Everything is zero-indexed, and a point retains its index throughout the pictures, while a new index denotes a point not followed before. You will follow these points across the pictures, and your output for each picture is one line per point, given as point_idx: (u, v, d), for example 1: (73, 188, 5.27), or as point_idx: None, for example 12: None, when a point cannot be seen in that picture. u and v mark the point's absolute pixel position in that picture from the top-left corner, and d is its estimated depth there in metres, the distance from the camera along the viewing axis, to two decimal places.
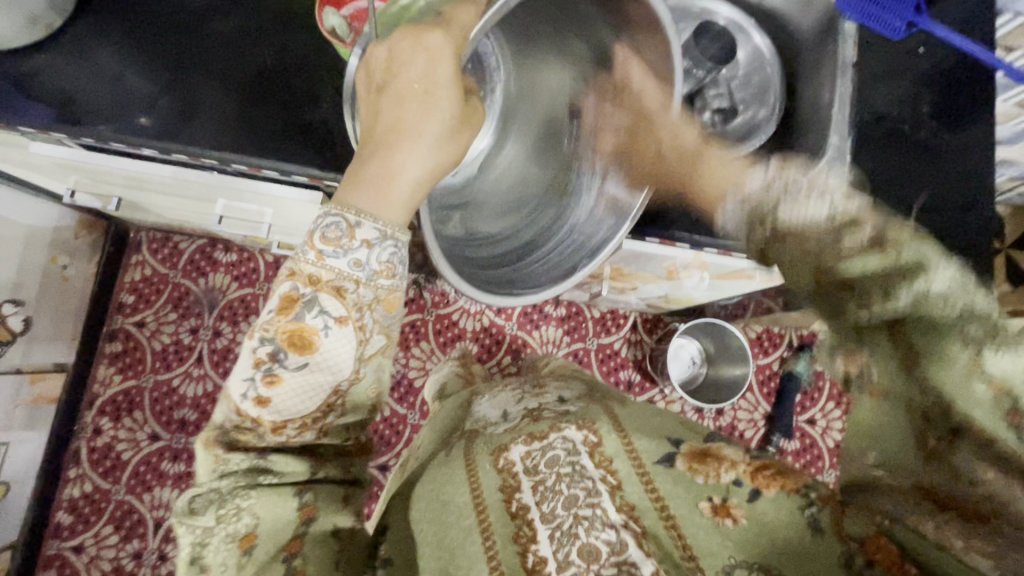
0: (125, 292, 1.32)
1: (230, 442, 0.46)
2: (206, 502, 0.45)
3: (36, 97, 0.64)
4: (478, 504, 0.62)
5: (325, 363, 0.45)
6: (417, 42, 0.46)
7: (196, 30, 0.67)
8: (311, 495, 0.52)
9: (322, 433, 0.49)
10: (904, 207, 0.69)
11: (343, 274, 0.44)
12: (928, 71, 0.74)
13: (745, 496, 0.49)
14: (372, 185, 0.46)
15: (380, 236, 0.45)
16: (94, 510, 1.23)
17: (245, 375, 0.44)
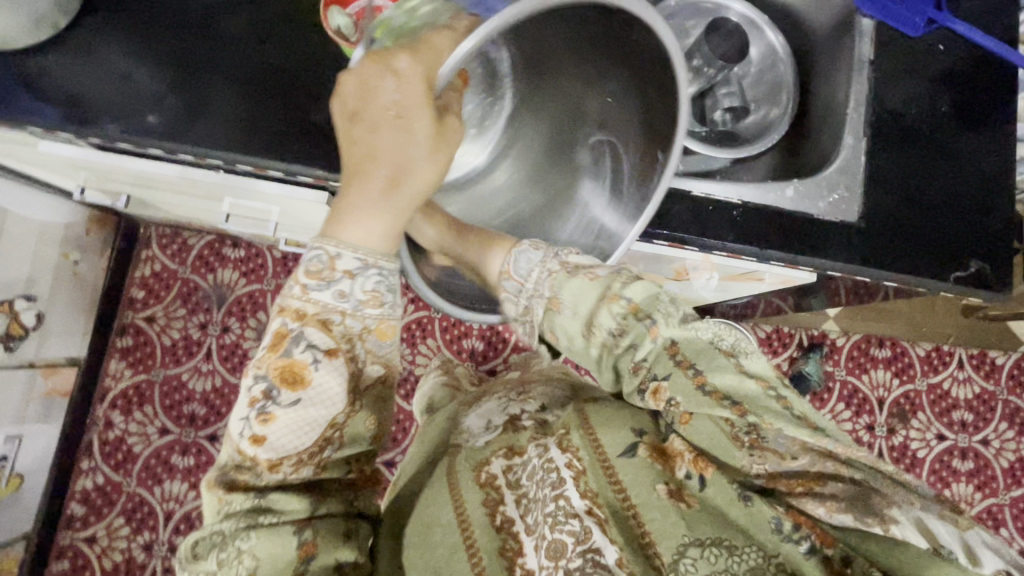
0: (135, 287, 1.33)
1: (229, 482, 0.48)
2: (207, 547, 0.47)
3: (45, 96, 0.64)
4: (463, 521, 0.61)
5: (316, 397, 0.45)
6: (384, 66, 0.44)
7: (203, 28, 0.67)
8: (311, 532, 0.51)
9: (321, 468, 0.50)
10: (921, 210, 0.67)
11: (329, 306, 0.45)
12: (948, 68, 0.71)
13: (696, 486, 0.52)
14: (356, 215, 0.45)
15: (361, 266, 0.45)
16: (106, 502, 1.25)
17: (241, 414, 0.45)
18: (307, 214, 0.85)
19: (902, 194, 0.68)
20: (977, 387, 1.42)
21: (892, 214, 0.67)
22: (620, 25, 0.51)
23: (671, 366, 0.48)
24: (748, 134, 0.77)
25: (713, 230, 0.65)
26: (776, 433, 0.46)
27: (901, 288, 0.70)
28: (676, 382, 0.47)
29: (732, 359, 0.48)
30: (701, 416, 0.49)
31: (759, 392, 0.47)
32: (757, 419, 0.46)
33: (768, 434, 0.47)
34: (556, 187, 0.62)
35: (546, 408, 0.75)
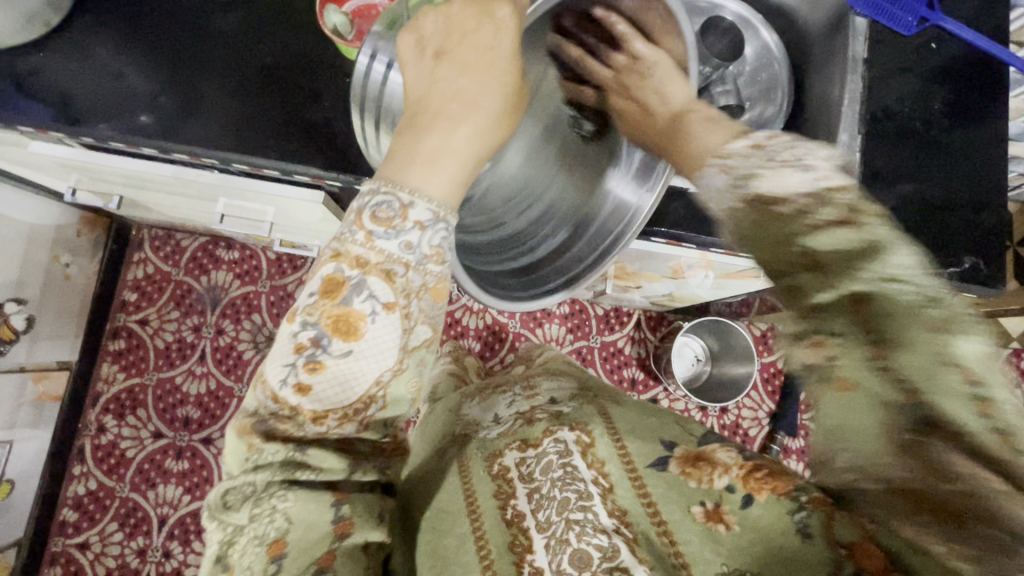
0: (127, 290, 1.32)
1: (268, 429, 0.41)
2: (240, 497, 0.42)
3: (35, 96, 0.63)
4: (475, 512, 0.63)
5: (370, 351, 0.41)
6: (468, 16, 0.44)
7: (197, 27, 0.66)
8: (348, 507, 0.47)
9: (363, 427, 0.44)
10: (914, 206, 0.68)
11: (393, 256, 0.41)
12: (940, 67, 0.72)
13: (738, 502, 0.50)
14: (421, 164, 0.43)
15: (432, 218, 0.42)
16: (99, 508, 1.23)
17: (284, 360, 0.40)
18: (304, 214, 0.85)
19: (897, 190, 0.68)
20: None
21: (887, 210, 0.68)
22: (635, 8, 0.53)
23: (845, 322, 0.32)
24: None
25: (709, 227, 0.65)
26: (948, 445, 0.30)
27: None
28: (849, 358, 0.32)
29: (945, 341, 0.29)
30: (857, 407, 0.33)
31: None
32: (926, 412, 0.30)
33: (936, 446, 0.30)
34: (561, 175, 0.60)
35: (558, 401, 0.75)
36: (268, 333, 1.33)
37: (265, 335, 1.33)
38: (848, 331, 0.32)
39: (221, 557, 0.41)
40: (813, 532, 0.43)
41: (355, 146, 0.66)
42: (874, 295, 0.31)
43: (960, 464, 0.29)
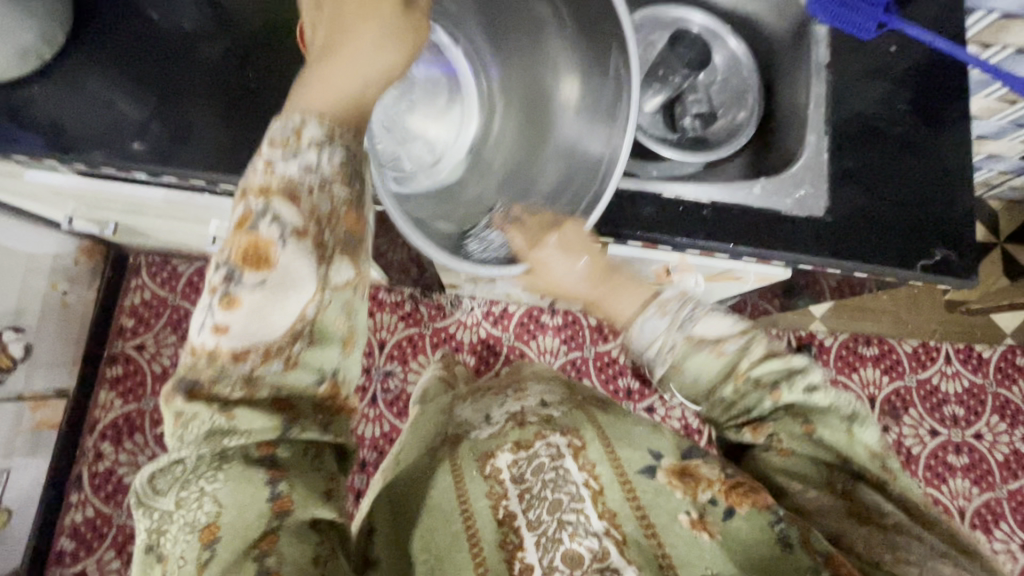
0: (124, 316, 1.33)
1: (189, 389, 0.44)
2: (169, 480, 0.46)
3: (29, 127, 0.66)
4: (467, 512, 0.61)
5: (283, 279, 0.44)
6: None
7: (185, 56, 0.69)
8: (286, 484, 0.47)
9: (290, 364, 0.46)
10: (886, 202, 0.70)
11: (294, 178, 0.44)
12: (905, 69, 0.75)
13: (720, 514, 0.52)
14: (323, 85, 0.45)
15: (327, 138, 0.45)
16: (96, 536, 1.23)
17: (204, 301, 0.44)
18: None
19: (867, 189, 0.70)
20: (966, 381, 1.43)
21: (859, 208, 0.69)
22: None
23: (781, 412, 0.53)
24: (718, 137, 0.80)
25: (683, 228, 0.67)
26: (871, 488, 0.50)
27: (873, 279, 0.72)
28: (782, 430, 0.52)
29: (846, 423, 0.51)
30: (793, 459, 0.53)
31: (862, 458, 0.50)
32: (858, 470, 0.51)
33: (862, 490, 0.50)
34: (534, 155, 0.67)
35: (548, 405, 0.74)
36: None
37: None
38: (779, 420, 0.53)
39: (154, 545, 0.46)
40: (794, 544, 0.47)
41: None
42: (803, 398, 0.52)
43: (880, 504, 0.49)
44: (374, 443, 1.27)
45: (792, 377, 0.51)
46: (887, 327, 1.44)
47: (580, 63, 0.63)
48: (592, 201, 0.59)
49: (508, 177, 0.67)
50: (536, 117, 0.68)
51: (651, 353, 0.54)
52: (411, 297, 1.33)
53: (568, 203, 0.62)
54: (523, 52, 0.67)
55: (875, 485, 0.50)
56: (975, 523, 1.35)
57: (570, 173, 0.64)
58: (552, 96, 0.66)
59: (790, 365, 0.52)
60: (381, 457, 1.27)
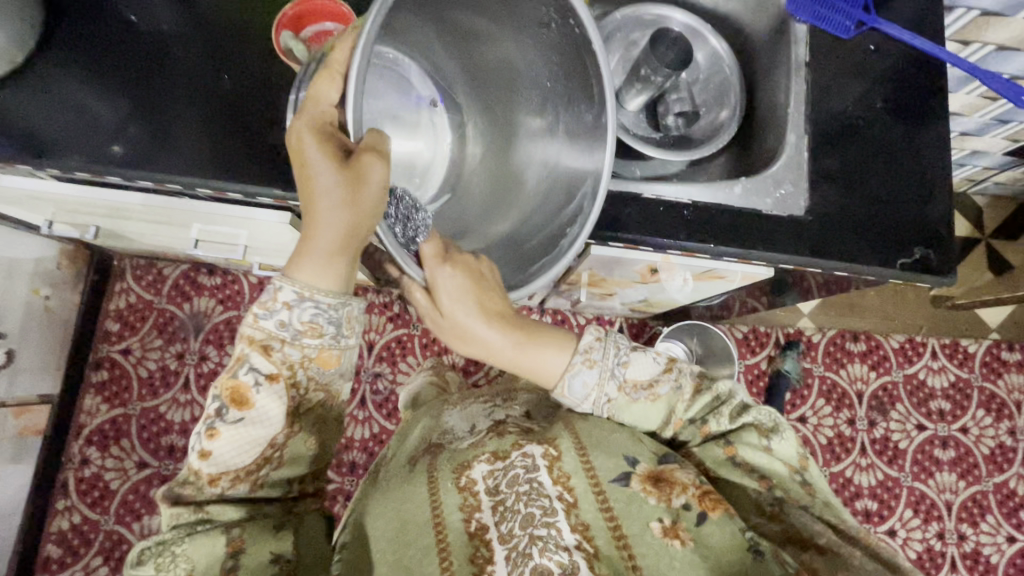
0: (110, 320, 1.33)
1: (173, 497, 0.48)
2: (149, 553, 0.46)
3: (0, 131, 0.65)
4: (439, 525, 0.57)
5: (260, 418, 0.48)
6: (303, 132, 0.48)
7: (159, 57, 0.69)
8: (241, 529, 0.49)
9: (256, 486, 0.50)
10: (866, 201, 0.70)
11: (271, 334, 0.48)
12: (883, 68, 0.75)
13: (694, 519, 0.52)
14: (301, 255, 0.49)
15: (298, 298, 0.48)
16: (83, 542, 1.22)
17: (196, 429, 0.48)
18: (274, 236, 0.86)
19: (846, 188, 0.70)
20: (953, 375, 1.44)
21: (838, 207, 0.70)
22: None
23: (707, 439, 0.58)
24: (703, 135, 0.80)
25: (664, 228, 0.67)
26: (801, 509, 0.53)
27: (853, 278, 0.72)
28: (714, 454, 0.58)
29: (764, 440, 0.56)
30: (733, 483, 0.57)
31: (787, 476, 0.55)
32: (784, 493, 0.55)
33: (790, 510, 0.54)
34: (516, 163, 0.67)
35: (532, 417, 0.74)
36: None
37: None
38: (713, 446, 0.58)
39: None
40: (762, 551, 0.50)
41: None
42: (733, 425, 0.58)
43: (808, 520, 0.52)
44: (363, 445, 1.26)
45: (716, 407, 0.58)
46: (873, 323, 1.44)
47: (558, 88, 0.63)
48: (574, 215, 0.60)
49: (493, 201, 0.68)
50: (514, 142, 0.68)
51: (587, 402, 0.59)
52: (399, 298, 1.32)
53: (552, 215, 0.63)
54: (496, 60, 0.65)
55: (802, 505, 0.53)
56: (961, 517, 1.37)
57: (550, 194, 0.64)
58: (530, 107, 0.66)
59: (715, 393, 0.59)
60: (371, 459, 1.26)
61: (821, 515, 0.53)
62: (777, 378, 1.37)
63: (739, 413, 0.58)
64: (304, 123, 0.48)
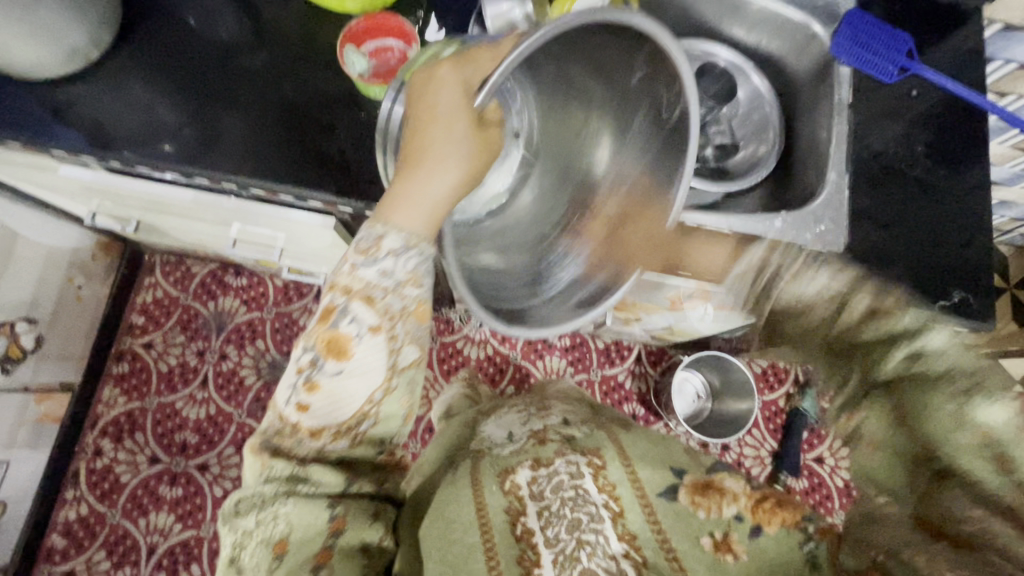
0: (135, 313, 1.34)
1: (274, 448, 0.48)
2: (249, 506, 0.48)
3: (68, 123, 0.67)
4: (485, 525, 0.60)
5: (358, 370, 0.48)
6: (442, 81, 0.50)
7: (224, 64, 0.71)
8: (342, 508, 0.53)
9: (355, 442, 0.51)
10: (902, 242, 0.71)
11: (373, 282, 0.47)
12: (924, 114, 0.76)
13: (746, 533, 0.54)
14: (404, 201, 0.49)
15: (404, 246, 0.48)
16: (88, 535, 1.21)
17: (289, 382, 0.48)
18: (312, 240, 0.88)
19: (884, 228, 0.71)
20: None
21: (874, 246, 0.70)
22: (628, 45, 0.58)
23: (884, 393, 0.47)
24: (738, 169, 0.82)
25: None
26: (965, 486, 0.40)
27: None
28: (872, 418, 0.47)
29: (958, 401, 0.41)
30: (876, 451, 0.46)
31: (973, 442, 0.40)
32: (946, 463, 0.41)
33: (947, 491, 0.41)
34: (570, 204, 0.66)
35: (570, 424, 0.75)
36: (270, 359, 1.34)
37: (268, 361, 1.34)
38: (873, 399, 0.48)
39: (235, 558, 0.48)
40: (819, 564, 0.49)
41: (365, 174, 0.69)
42: (903, 375, 0.46)
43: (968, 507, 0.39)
44: None
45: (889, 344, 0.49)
46: None
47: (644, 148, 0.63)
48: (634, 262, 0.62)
49: (538, 244, 0.66)
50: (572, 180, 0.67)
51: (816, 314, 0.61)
52: None
53: (607, 255, 0.64)
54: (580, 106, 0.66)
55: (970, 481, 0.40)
56: None
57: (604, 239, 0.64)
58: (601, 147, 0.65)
59: (888, 329, 0.50)
60: None
61: (994, 496, 0.38)
62: (794, 416, 1.35)
63: (924, 352, 0.46)
64: (450, 71, 0.51)
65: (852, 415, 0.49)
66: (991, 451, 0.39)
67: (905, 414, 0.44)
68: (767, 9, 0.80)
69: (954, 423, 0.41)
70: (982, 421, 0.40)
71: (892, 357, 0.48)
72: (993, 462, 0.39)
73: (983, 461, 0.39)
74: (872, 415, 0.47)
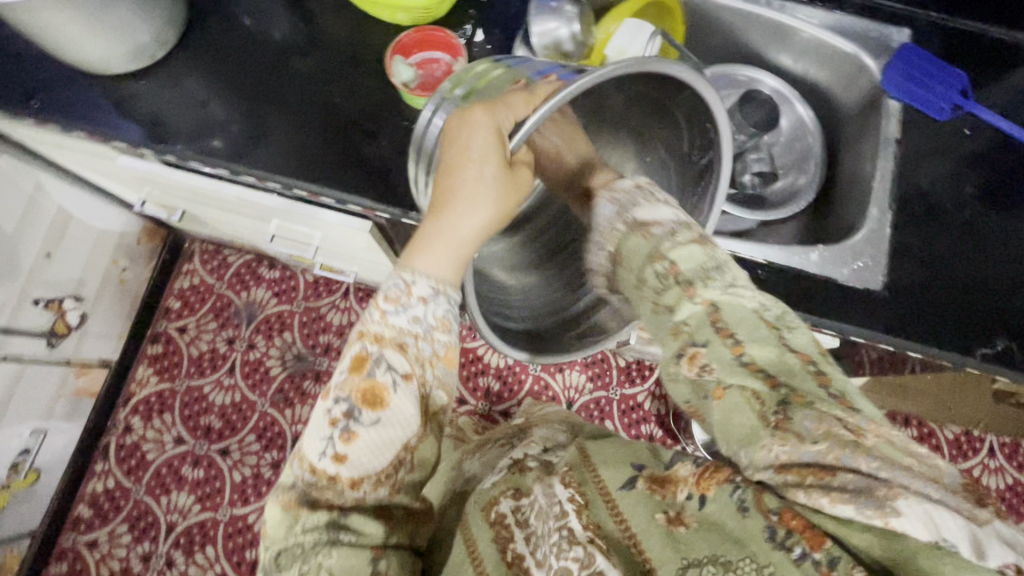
0: (173, 298, 1.40)
1: (312, 501, 0.50)
2: (292, 558, 0.50)
3: (130, 117, 0.71)
4: (473, 553, 0.62)
5: (395, 417, 0.50)
6: (475, 126, 0.51)
7: (278, 67, 0.74)
8: (385, 562, 0.52)
9: (394, 489, 0.52)
10: (946, 284, 0.68)
11: (404, 330, 0.50)
12: (974, 152, 0.74)
13: (696, 505, 0.51)
14: (429, 245, 0.52)
15: (434, 292, 0.51)
16: (112, 508, 1.26)
17: (322, 434, 0.50)
18: (346, 241, 0.90)
19: (927, 268, 0.69)
20: (1009, 477, 1.36)
21: (915, 285, 0.68)
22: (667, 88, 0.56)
23: (712, 334, 0.45)
24: (776, 199, 0.81)
25: None
26: (809, 409, 0.42)
27: (925, 361, 0.69)
28: (715, 355, 0.45)
29: (775, 332, 0.45)
30: (736, 397, 0.44)
31: (796, 372, 0.44)
32: (789, 391, 0.43)
33: (794, 414, 0.42)
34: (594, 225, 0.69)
35: (548, 451, 0.77)
36: (296, 352, 1.37)
37: (293, 354, 1.37)
38: (709, 338, 0.45)
39: None
40: (750, 508, 0.47)
41: (403, 182, 0.71)
42: (719, 301, 0.46)
43: (816, 427, 0.42)
44: None
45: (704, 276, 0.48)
46: (931, 412, 1.34)
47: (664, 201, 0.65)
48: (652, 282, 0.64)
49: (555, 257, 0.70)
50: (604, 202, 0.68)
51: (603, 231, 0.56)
52: None
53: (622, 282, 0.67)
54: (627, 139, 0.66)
55: (810, 402, 0.42)
56: None
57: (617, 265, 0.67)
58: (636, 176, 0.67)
59: (708, 252, 0.49)
60: None
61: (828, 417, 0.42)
62: None
63: (736, 285, 0.47)
64: (487, 116, 0.52)
65: (694, 359, 0.46)
66: (812, 369, 0.44)
67: (729, 334, 0.45)
68: (816, 37, 0.78)
69: (777, 352, 0.44)
70: (796, 346, 0.45)
71: (710, 289, 0.47)
72: (814, 378, 0.43)
73: (808, 380, 0.43)
74: (713, 357, 0.45)
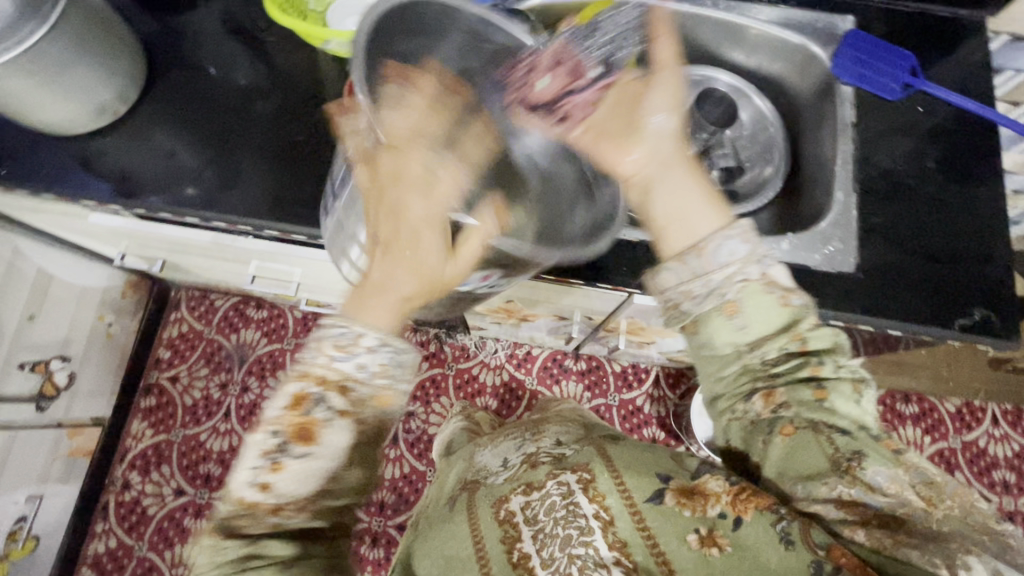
0: (162, 348, 1.39)
1: (227, 528, 0.49)
2: None
3: (99, 175, 0.72)
4: (482, 556, 0.60)
5: (324, 452, 0.49)
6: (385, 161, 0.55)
7: (242, 111, 0.75)
8: (295, 573, 0.49)
9: (313, 514, 0.51)
10: (920, 259, 0.69)
11: (348, 374, 0.49)
12: (931, 128, 0.75)
13: (730, 526, 0.50)
14: (371, 300, 0.52)
15: (380, 342, 0.50)
16: (116, 568, 1.24)
17: (250, 464, 0.48)
18: (327, 274, 0.91)
19: (899, 245, 0.69)
20: (1017, 445, 1.36)
21: (888, 262, 0.69)
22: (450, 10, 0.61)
23: (795, 379, 0.50)
24: (744, 192, 0.82)
25: None
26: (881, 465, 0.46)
27: (909, 338, 0.70)
28: (796, 399, 0.49)
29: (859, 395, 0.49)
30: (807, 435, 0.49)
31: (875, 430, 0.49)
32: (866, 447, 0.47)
33: (870, 466, 0.46)
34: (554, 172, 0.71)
35: (562, 444, 0.75)
36: None
37: None
38: (793, 386, 0.50)
39: None
40: (794, 540, 0.47)
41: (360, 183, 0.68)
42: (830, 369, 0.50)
43: (887, 483, 0.46)
44: (395, 486, 1.27)
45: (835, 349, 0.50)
46: (930, 387, 1.34)
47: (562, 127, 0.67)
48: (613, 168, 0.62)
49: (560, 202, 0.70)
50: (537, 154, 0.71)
51: (721, 273, 0.51)
52: (436, 336, 1.35)
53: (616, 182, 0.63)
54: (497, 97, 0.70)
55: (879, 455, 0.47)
56: None
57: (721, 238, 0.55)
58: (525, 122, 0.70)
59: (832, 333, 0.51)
60: (400, 499, 1.26)
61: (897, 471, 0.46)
62: None
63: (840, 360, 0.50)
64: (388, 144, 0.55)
65: (772, 398, 0.50)
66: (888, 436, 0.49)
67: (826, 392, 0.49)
68: (765, 33, 0.80)
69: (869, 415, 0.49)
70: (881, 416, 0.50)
71: (823, 359, 0.50)
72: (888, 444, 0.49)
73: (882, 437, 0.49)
74: (799, 408, 0.49)
